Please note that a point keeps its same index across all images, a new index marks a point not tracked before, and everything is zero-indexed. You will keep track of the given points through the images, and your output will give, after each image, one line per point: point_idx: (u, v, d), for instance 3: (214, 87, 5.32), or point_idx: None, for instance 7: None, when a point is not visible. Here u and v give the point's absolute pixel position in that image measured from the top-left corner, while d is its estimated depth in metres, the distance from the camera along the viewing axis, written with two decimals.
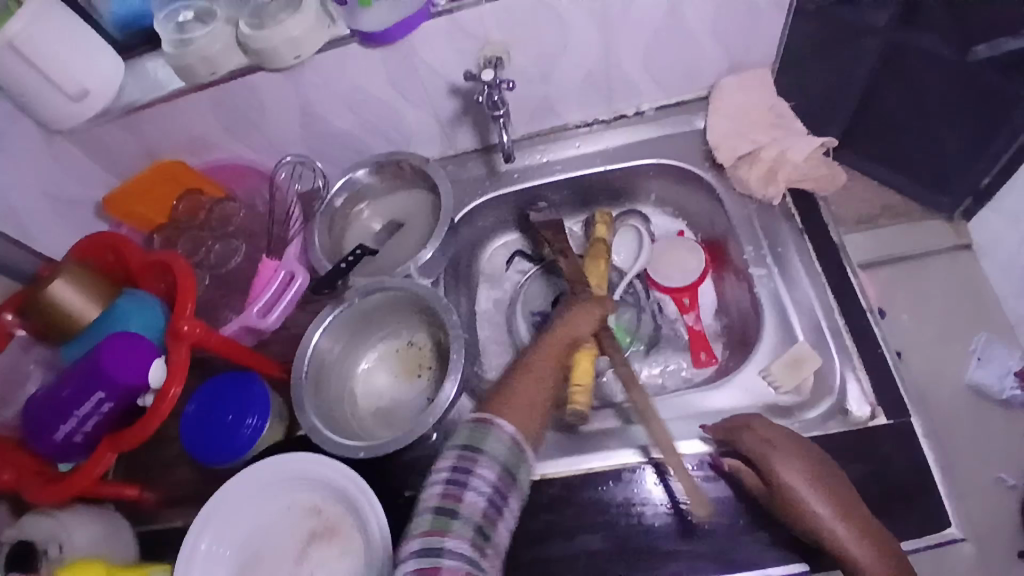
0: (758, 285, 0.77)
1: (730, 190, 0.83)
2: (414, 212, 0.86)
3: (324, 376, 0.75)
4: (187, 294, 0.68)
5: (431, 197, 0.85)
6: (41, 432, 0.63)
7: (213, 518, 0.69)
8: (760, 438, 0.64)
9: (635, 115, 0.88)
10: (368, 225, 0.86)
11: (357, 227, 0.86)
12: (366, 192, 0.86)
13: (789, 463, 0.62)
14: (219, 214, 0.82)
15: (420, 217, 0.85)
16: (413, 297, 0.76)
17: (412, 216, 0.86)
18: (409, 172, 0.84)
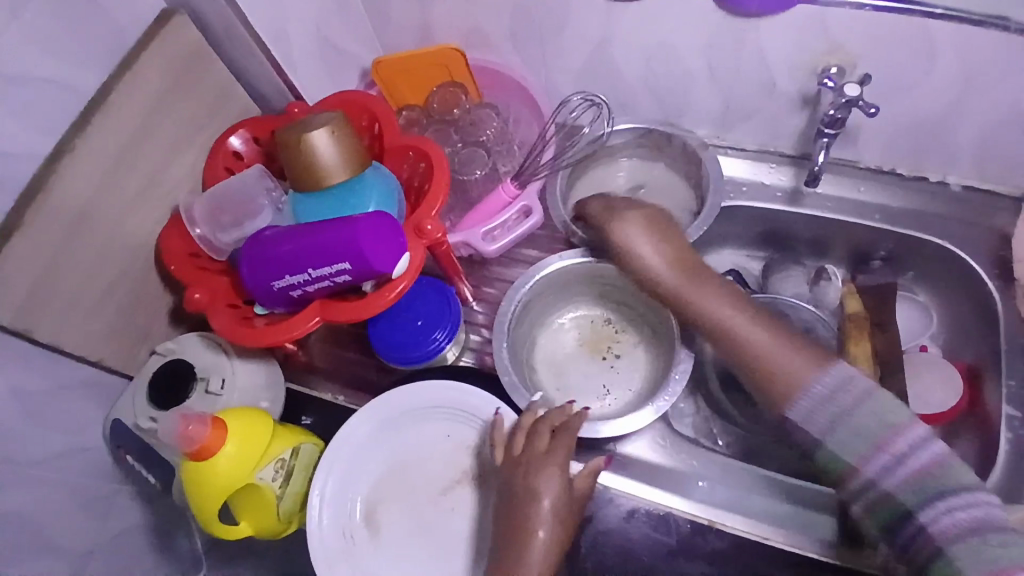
0: (1005, 427, 0.69)
1: (1014, 311, 0.73)
2: (664, 188, 0.81)
3: (522, 323, 0.72)
4: (439, 193, 0.64)
5: (691, 182, 0.79)
6: (260, 274, 0.60)
7: (373, 416, 0.66)
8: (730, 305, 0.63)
9: (935, 183, 0.77)
10: (609, 183, 0.81)
11: (596, 181, 0.81)
12: (623, 147, 0.80)
13: (747, 323, 0.62)
14: (475, 119, 0.78)
15: (671, 198, 0.80)
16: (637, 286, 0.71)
17: (662, 193, 0.80)
18: (681, 149, 0.78)
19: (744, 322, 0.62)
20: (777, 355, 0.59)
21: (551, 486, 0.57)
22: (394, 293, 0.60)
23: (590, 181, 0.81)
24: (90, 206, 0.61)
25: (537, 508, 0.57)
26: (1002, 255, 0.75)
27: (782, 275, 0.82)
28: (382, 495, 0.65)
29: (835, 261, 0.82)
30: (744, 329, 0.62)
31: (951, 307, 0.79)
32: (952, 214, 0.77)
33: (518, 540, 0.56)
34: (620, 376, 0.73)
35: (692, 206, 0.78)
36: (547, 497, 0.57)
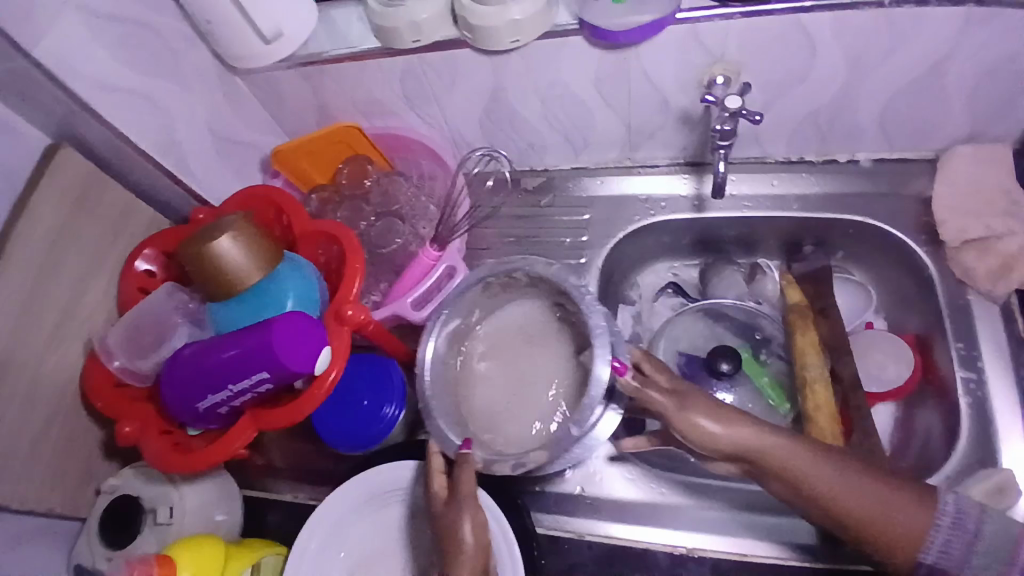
0: (961, 390, 0.70)
1: (945, 272, 0.74)
2: (533, 326, 0.69)
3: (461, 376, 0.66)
4: (354, 275, 0.64)
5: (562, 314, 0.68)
6: (184, 396, 0.59)
7: (334, 514, 0.64)
8: (826, 463, 0.56)
9: (846, 162, 0.78)
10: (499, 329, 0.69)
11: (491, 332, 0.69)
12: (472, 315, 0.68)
13: (845, 488, 0.55)
14: (385, 188, 0.77)
15: (553, 341, 0.67)
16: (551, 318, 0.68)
17: (533, 336, 0.68)
18: (529, 281, 0.68)
19: (874, 503, 0.55)
20: (900, 520, 0.54)
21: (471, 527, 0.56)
22: (326, 386, 0.58)
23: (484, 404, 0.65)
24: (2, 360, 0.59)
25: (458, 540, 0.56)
26: (925, 220, 0.76)
27: (719, 277, 0.83)
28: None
29: (768, 253, 0.84)
30: (875, 499, 0.55)
31: (887, 279, 0.80)
32: (868, 189, 0.78)
33: None
34: None
35: (573, 339, 0.67)
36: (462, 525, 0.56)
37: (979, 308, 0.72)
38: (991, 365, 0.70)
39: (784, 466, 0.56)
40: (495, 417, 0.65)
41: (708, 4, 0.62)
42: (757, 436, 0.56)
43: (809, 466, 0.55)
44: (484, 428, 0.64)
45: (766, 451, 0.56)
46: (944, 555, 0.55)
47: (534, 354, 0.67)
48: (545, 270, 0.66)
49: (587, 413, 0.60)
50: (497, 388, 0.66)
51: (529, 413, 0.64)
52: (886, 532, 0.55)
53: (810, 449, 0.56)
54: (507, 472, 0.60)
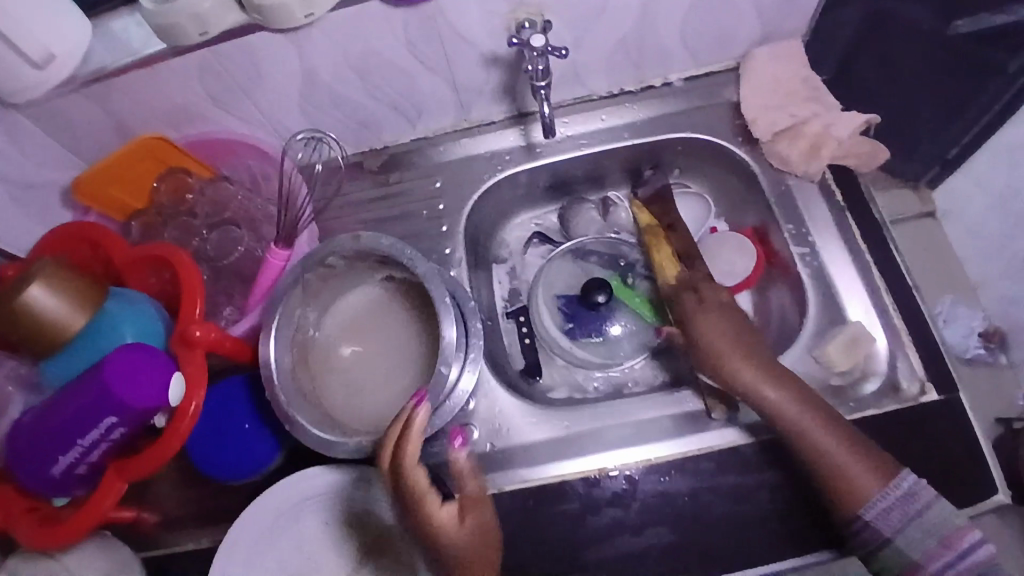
0: (801, 264, 0.77)
1: (767, 166, 0.81)
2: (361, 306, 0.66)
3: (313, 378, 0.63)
4: (194, 294, 0.59)
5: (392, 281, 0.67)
6: (32, 468, 0.53)
7: (250, 542, 0.60)
8: (812, 414, 0.62)
9: (663, 85, 0.84)
10: (331, 319, 0.66)
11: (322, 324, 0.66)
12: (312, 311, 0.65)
13: (818, 432, 0.61)
14: (211, 197, 0.73)
15: (398, 309, 0.66)
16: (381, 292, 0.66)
17: (379, 312, 0.66)
18: (350, 259, 0.64)
19: (842, 450, 0.60)
20: (853, 468, 0.59)
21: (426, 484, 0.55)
22: (189, 416, 0.54)
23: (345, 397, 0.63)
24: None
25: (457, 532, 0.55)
26: (739, 123, 0.83)
27: (578, 216, 0.87)
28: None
29: (615, 184, 0.88)
30: (839, 446, 0.60)
31: (723, 184, 0.87)
32: (687, 105, 0.84)
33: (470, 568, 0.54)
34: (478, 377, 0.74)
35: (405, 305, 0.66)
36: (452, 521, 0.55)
37: (800, 190, 0.80)
38: (821, 237, 0.78)
39: (780, 407, 0.63)
40: (361, 407, 0.62)
41: None
42: (781, 390, 0.63)
43: (786, 407, 0.63)
44: (356, 416, 0.62)
45: (775, 387, 0.64)
46: (885, 517, 0.58)
47: (373, 330, 0.66)
48: (352, 248, 0.61)
49: (448, 355, 0.60)
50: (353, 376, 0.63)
51: (398, 384, 0.63)
52: (833, 473, 0.60)
53: (802, 400, 0.63)
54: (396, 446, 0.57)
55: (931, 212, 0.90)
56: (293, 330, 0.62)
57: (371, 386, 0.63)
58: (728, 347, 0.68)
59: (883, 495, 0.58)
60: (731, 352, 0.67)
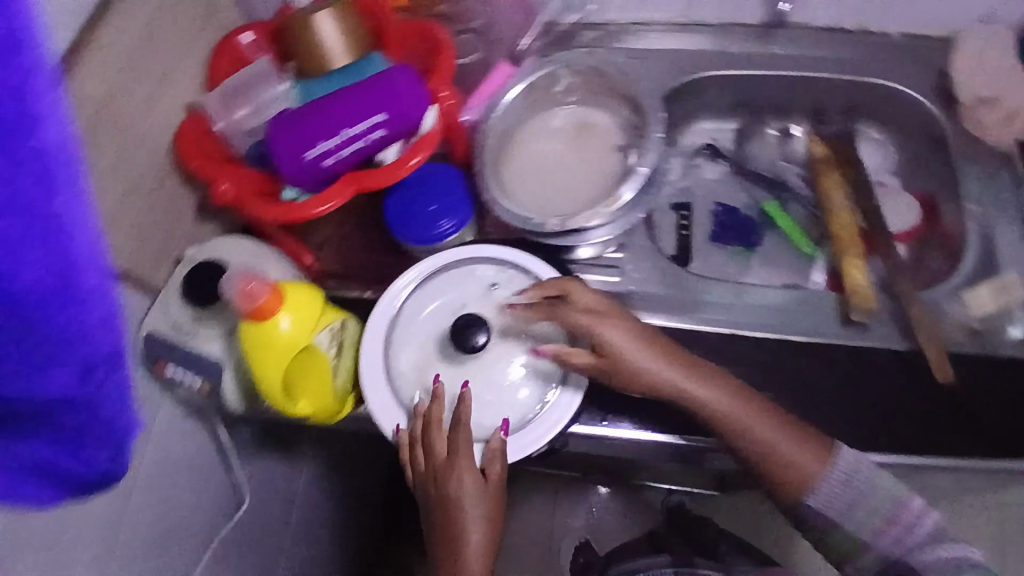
0: (969, 220, 0.78)
1: (959, 130, 0.82)
2: (574, 127, 0.75)
3: (507, 166, 0.72)
4: (444, 68, 0.66)
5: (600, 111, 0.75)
6: (288, 148, 0.62)
7: (429, 283, 0.67)
8: (709, 381, 0.61)
9: (878, 35, 0.86)
10: (543, 133, 0.75)
11: (534, 134, 0.75)
12: (521, 119, 0.75)
13: (749, 415, 0.60)
14: (462, 10, 0.78)
15: (598, 134, 0.74)
16: (591, 121, 0.75)
17: (577, 129, 0.75)
18: (569, 78, 0.74)
19: (777, 431, 0.60)
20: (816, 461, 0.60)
21: (477, 527, 0.60)
22: (417, 158, 0.62)
23: (528, 188, 0.71)
24: (111, 96, 0.58)
25: (459, 484, 0.60)
26: (941, 84, 0.84)
27: (755, 140, 0.91)
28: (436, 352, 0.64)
29: (799, 118, 0.91)
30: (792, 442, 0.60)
31: (904, 144, 0.88)
32: (898, 58, 0.85)
33: (445, 509, 0.61)
34: (633, 241, 0.78)
35: (609, 134, 0.73)
36: (463, 492, 0.60)
37: (985, 159, 0.80)
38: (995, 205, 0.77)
39: (650, 379, 0.60)
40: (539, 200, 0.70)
41: None
42: (665, 356, 0.61)
43: (682, 387, 0.60)
44: (539, 198, 0.70)
45: (636, 347, 0.61)
46: (829, 502, 0.61)
47: (576, 146, 0.73)
48: (584, 60, 0.72)
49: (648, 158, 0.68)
50: (543, 176, 0.72)
51: (583, 188, 0.71)
52: (783, 459, 0.60)
53: (697, 375, 0.61)
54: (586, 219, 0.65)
55: None
56: (505, 118, 0.73)
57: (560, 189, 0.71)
58: (637, 346, 0.61)
59: (826, 479, 0.60)
60: (606, 313, 0.62)
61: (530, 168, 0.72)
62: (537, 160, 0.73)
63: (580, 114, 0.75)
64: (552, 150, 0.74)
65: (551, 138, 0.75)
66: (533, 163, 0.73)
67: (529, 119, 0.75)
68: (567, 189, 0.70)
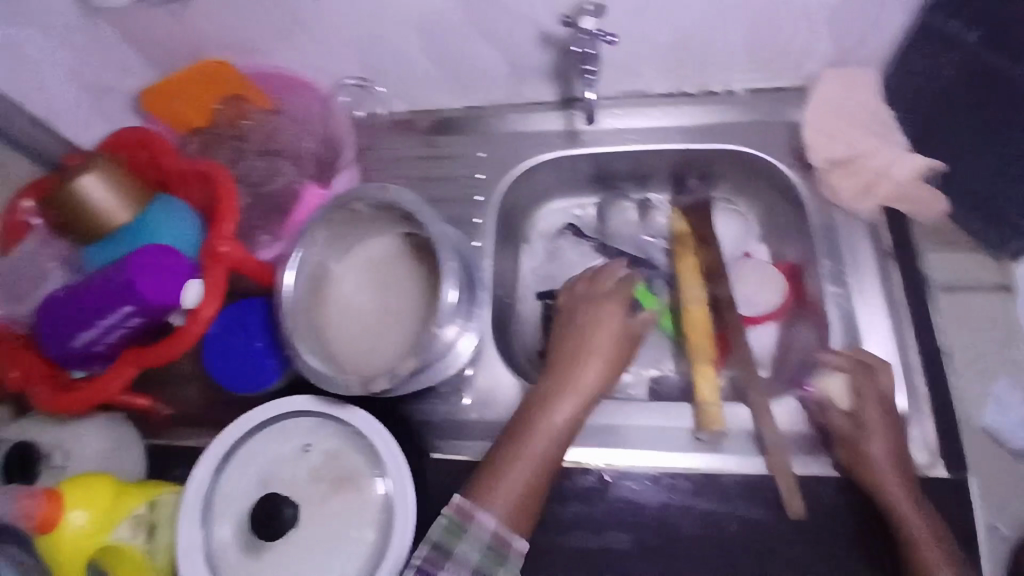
0: (829, 303, 0.74)
1: (816, 195, 0.77)
2: (389, 256, 0.69)
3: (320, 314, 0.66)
4: (227, 212, 0.63)
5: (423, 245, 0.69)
6: (60, 339, 0.60)
7: (232, 465, 0.64)
8: (600, 374, 0.66)
9: (725, 93, 0.81)
10: (356, 267, 0.69)
11: (346, 269, 0.69)
12: (331, 254, 0.68)
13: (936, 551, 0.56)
14: (266, 127, 0.74)
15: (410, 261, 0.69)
16: (405, 246, 0.69)
17: (399, 261, 0.69)
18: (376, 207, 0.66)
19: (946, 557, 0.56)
20: None
21: (539, 443, 0.61)
22: (207, 311, 0.59)
23: (344, 338, 0.66)
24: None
25: (585, 349, 0.67)
26: (795, 144, 0.79)
27: (614, 214, 0.87)
28: (251, 544, 0.61)
29: (659, 186, 0.86)
30: None
31: (768, 206, 0.83)
32: (748, 119, 0.81)
33: (557, 381, 0.65)
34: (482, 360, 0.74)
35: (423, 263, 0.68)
36: (590, 368, 0.65)
37: (845, 225, 0.76)
38: (857, 281, 0.73)
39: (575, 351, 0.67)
40: (356, 352, 0.65)
41: None
42: (610, 312, 0.69)
43: (879, 467, 0.60)
44: (341, 342, 0.65)
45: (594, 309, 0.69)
46: None
47: (392, 279, 0.69)
48: (373, 196, 0.64)
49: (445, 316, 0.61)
50: (359, 321, 0.67)
51: (400, 329, 0.66)
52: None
53: (615, 348, 0.67)
54: (382, 386, 0.60)
55: (1006, 287, 0.72)
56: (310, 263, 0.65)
57: (378, 335, 0.66)
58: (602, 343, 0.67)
59: None
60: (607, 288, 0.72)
61: (346, 313, 0.67)
62: (353, 303, 0.67)
63: (393, 240, 0.69)
64: (367, 287, 0.68)
65: (365, 271, 0.69)
66: (346, 308, 0.67)
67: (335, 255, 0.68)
68: (385, 336, 0.66)
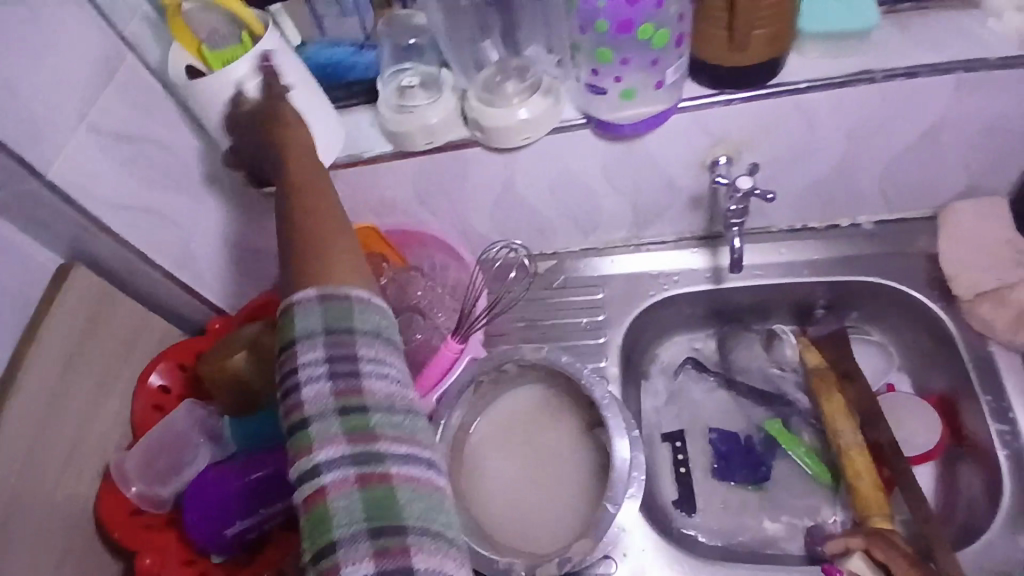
0: (997, 442, 0.70)
1: (964, 326, 0.75)
2: (531, 411, 0.67)
3: (467, 481, 0.64)
4: None
5: (573, 399, 0.66)
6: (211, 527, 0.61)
7: None
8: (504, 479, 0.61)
9: (849, 226, 0.80)
10: (495, 429, 0.67)
11: (487, 431, 0.67)
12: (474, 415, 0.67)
13: None
14: (401, 282, 0.76)
15: (554, 414, 0.67)
16: (545, 397, 0.68)
17: (547, 414, 0.67)
18: (523, 367, 0.66)
19: None
20: None
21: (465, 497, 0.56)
22: None
23: (493, 506, 0.63)
24: (24, 484, 0.54)
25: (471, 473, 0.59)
26: (934, 275, 0.78)
27: (740, 346, 0.84)
28: None
29: (782, 318, 0.84)
30: None
31: (904, 336, 0.81)
32: (875, 250, 0.80)
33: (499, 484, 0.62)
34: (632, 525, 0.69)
35: (568, 416, 0.66)
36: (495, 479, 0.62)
37: (1001, 358, 0.73)
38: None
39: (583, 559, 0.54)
40: (509, 526, 0.62)
41: (707, 90, 0.66)
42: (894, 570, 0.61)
43: None
44: (497, 504, 0.63)
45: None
46: None
47: (537, 437, 0.66)
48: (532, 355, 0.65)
49: (619, 491, 0.59)
50: (506, 485, 0.64)
51: (550, 493, 0.63)
52: None
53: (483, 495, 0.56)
54: (550, 573, 0.56)
55: None
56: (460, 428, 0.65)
57: (528, 502, 0.63)
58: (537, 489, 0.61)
59: None
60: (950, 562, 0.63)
61: (492, 477, 0.64)
62: (498, 466, 0.65)
63: (531, 393, 0.68)
64: (509, 443, 0.66)
65: (509, 427, 0.67)
66: (493, 472, 0.65)
67: (483, 411, 0.67)
68: (534, 502, 0.63)
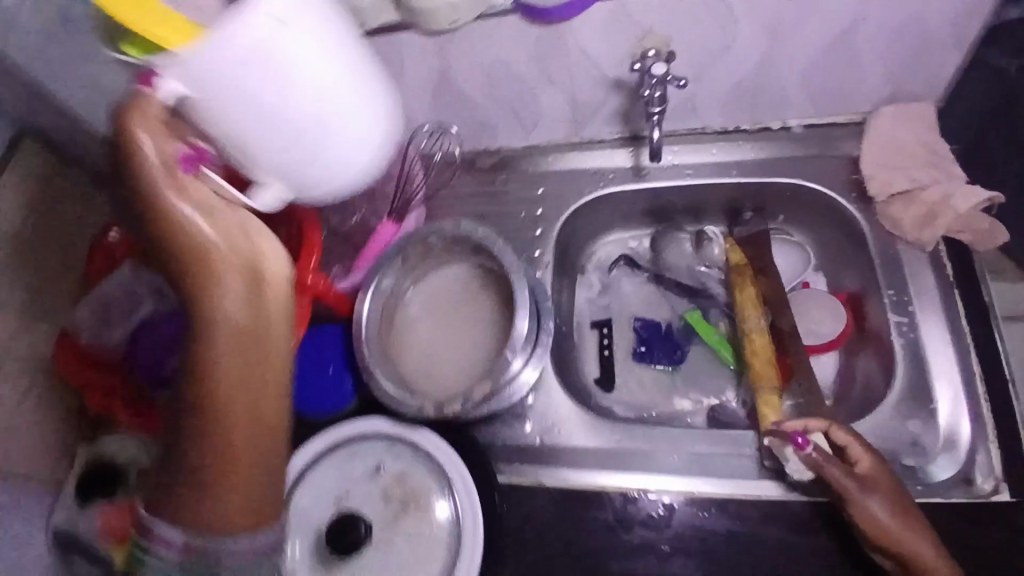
0: (895, 333, 0.73)
1: (876, 226, 0.78)
2: (456, 283, 0.73)
3: (391, 339, 0.70)
4: (311, 247, 0.67)
5: (494, 273, 0.72)
6: None
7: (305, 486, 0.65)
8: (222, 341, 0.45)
9: (780, 129, 0.83)
10: (422, 297, 0.73)
11: (414, 298, 0.73)
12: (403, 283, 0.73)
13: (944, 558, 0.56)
14: None
15: (476, 286, 0.73)
16: (470, 271, 0.73)
17: (471, 286, 0.73)
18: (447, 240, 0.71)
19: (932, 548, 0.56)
20: None
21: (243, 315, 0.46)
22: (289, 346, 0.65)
23: (413, 362, 0.70)
24: None
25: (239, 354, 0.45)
26: (855, 178, 0.81)
27: (670, 245, 0.89)
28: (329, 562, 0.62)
29: (714, 219, 0.89)
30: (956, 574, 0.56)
31: (826, 236, 0.85)
32: (802, 154, 0.83)
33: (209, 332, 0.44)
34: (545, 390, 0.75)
35: (488, 287, 0.72)
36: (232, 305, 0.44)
37: (907, 256, 0.76)
38: (921, 309, 0.73)
39: None
40: (426, 378, 0.69)
41: None
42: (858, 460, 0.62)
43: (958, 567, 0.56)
44: (418, 359, 0.70)
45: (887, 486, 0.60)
46: None
47: (459, 305, 0.72)
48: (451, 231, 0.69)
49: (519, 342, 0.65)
50: (427, 344, 0.70)
51: (466, 352, 0.70)
52: None
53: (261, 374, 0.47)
54: (455, 410, 0.63)
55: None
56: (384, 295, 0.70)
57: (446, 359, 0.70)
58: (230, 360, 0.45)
59: None
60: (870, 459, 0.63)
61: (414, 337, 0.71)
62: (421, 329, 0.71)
63: (457, 267, 0.74)
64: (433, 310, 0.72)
65: (435, 296, 0.73)
66: (416, 333, 0.71)
67: (412, 283, 0.73)
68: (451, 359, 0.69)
